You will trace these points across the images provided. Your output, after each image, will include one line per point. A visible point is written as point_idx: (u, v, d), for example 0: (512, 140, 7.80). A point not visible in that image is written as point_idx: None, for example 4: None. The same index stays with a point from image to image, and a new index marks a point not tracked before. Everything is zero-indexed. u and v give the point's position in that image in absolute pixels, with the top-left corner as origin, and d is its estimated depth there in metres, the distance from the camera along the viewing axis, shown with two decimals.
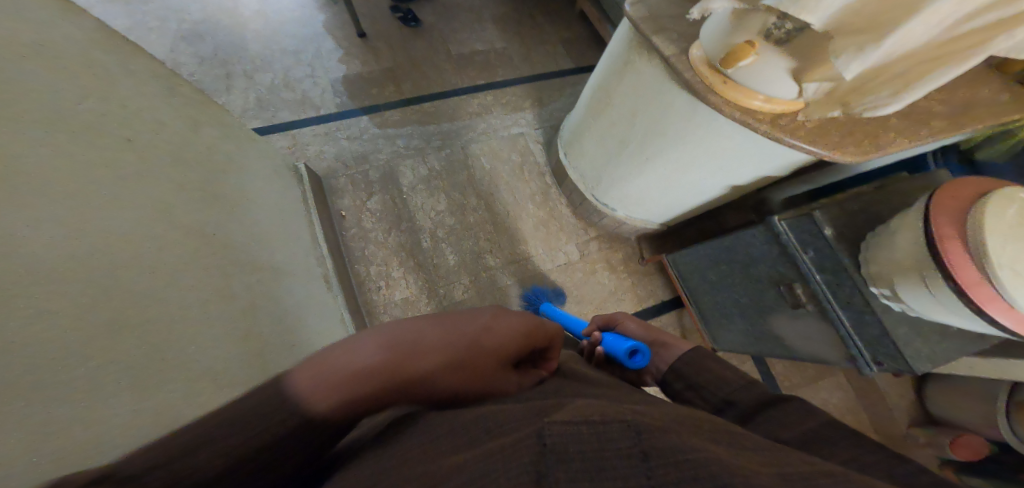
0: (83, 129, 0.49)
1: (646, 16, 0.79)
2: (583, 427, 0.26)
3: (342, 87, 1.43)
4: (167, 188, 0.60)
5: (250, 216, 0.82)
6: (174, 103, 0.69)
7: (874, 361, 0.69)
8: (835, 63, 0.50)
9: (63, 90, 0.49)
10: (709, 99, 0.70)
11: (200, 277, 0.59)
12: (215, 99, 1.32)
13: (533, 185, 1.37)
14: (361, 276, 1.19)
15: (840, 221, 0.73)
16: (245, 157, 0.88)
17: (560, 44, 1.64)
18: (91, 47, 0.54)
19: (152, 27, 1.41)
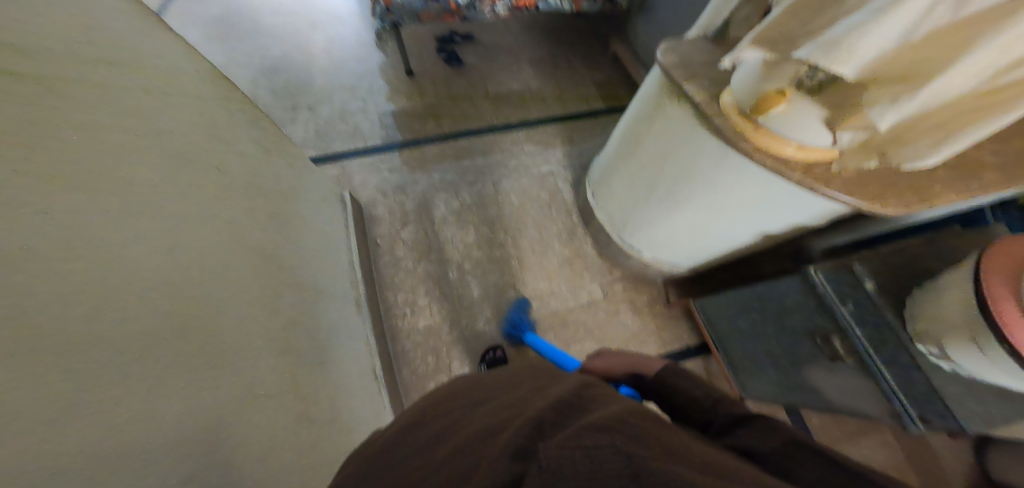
0: (173, 149, 0.55)
1: (678, 63, 0.82)
2: (577, 450, 0.32)
3: (389, 121, 1.52)
4: (235, 208, 0.66)
5: (300, 237, 0.87)
6: (250, 131, 0.76)
7: (921, 418, 0.64)
8: (869, 113, 0.51)
9: (163, 113, 0.55)
10: (740, 145, 0.71)
11: (246, 294, 0.62)
12: (282, 128, 1.44)
13: (560, 222, 1.39)
14: (390, 303, 1.22)
15: (883, 276, 0.71)
16: (302, 182, 0.95)
17: (592, 86, 1.70)
18: (188, 78, 0.61)
19: (239, 62, 1.57)
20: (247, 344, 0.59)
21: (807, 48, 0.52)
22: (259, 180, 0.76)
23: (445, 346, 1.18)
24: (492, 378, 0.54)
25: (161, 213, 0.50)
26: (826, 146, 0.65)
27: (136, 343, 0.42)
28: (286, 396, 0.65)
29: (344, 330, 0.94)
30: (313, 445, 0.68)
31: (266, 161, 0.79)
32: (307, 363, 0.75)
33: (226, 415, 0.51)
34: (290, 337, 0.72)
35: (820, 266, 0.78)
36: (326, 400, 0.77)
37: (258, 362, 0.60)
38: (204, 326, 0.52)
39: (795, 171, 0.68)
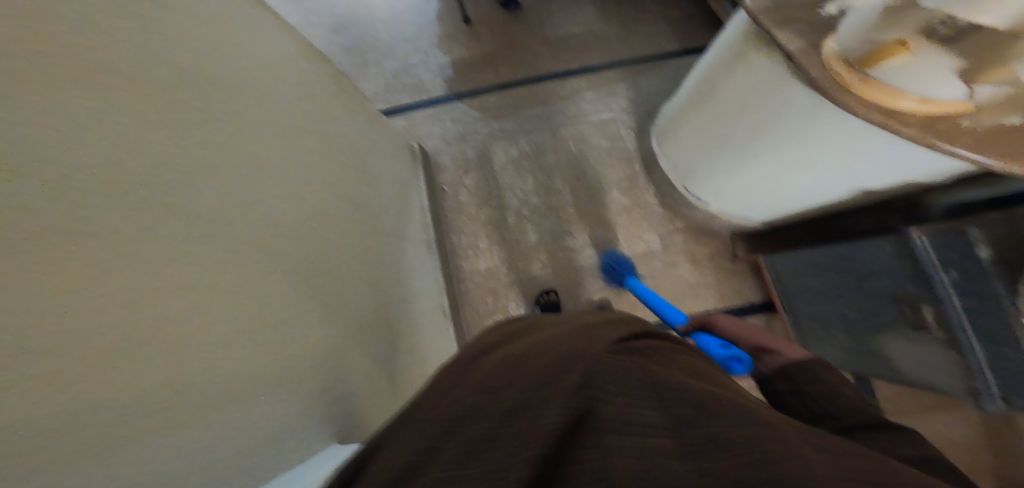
0: (283, 111, 0.60)
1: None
2: (617, 363, 0.39)
3: (449, 69, 1.51)
4: (331, 166, 0.72)
5: (382, 189, 0.93)
6: (340, 92, 0.80)
7: (1000, 397, 0.63)
8: (1017, 68, 0.53)
9: (273, 77, 0.59)
10: (844, 100, 0.61)
11: (344, 244, 0.69)
12: (354, 83, 1.49)
13: (619, 172, 1.35)
14: (454, 248, 1.28)
15: (1007, 243, 0.63)
16: (381, 138, 0.99)
17: (662, 22, 1.57)
18: (287, 41, 0.65)
19: (313, 17, 1.59)
20: (345, 289, 0.67)
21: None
22: (348, 138, 0.81)
23: (503, 288, 1.25)
24: (540, 325, 0.59)
25: (277, 174, 0.56)
26: (960, 99, 0.58)
27: (274, 290, 0.50)
28: (377, 330, 0.74)
29: (419, 275, 1.02)
30: (397, 370, 0.78)
31: (352, 119, 0.83)
32: (392, 303, 0.83)
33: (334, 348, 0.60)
34: (380, 281, 0.80)
35: (924, 230, 0.71)
36: (407, 334, 0.86)
37: (355, 304, 0.68)
38: (316, 275, 0.59)
39: (912, 126, 0.59)
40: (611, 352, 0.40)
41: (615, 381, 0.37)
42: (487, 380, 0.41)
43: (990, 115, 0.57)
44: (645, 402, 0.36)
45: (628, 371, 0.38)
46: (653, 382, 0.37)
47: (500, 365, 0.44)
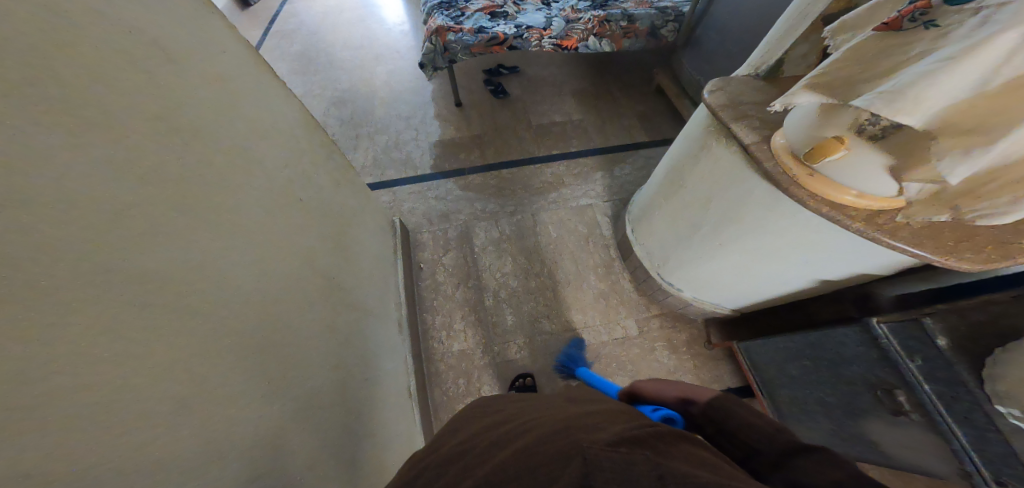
0: (267, 179, 0.62)
1: (729, 104, 0.83)
2: (617, 454, 0.37)
3: (437, 149, 1.59)
4: (309, 235, 0.72)
5: (357, 261, 0.92)
6: (327, 165, 0.83)
7: (996, 480, 0.59)
8: (937, 165, 0.51)
9: (260, 146, 0.62)
10: (794, 192, 0.70)
11: (311, 316, 0.67)
12: (346, 154, 1.55)
13: (596, 256, 1.39)
14: (428, 327, 1.25)
15: (956, 330, 0.67)
16: (362, 211, 1.01)
17: (636, 118, 1.72)
18: (284, 117, 0.70)
19: (316, 93, 1.71)
20: (306, 362, 0.63)
21: (860, 97, 0.53)
22: (330, 210, 0.82)
23: (477, 370, 1.20)
24: (513, 410, 0.56)
25: (249, 238, 0.56)
26: (893, 196, 0.65)
27: (221, 356, 0.47)
28: (336, 414, 0.69)
29: (388, 350, 0.98)
30: (353, 463, 0.70)
31: (336, 191, 0.86)
32: (355, 381, 0.78)
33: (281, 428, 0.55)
34: (345, 355, 0.76)
35: (884, 318, 0.76)
36: (369, 422, 0.80)
37: (313, 381, 0.64)
38: (274, 345, 0.56)
39: (855, 219, 0.67)
40: (608, 445, 0.38)
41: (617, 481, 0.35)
42: (482, 476, 0.40)
43: (921, 209, 0.61)
44: None
45: (629, 465, 0.36)
46: (653, 468, 0.36)
47: (494, 467, 0.40)
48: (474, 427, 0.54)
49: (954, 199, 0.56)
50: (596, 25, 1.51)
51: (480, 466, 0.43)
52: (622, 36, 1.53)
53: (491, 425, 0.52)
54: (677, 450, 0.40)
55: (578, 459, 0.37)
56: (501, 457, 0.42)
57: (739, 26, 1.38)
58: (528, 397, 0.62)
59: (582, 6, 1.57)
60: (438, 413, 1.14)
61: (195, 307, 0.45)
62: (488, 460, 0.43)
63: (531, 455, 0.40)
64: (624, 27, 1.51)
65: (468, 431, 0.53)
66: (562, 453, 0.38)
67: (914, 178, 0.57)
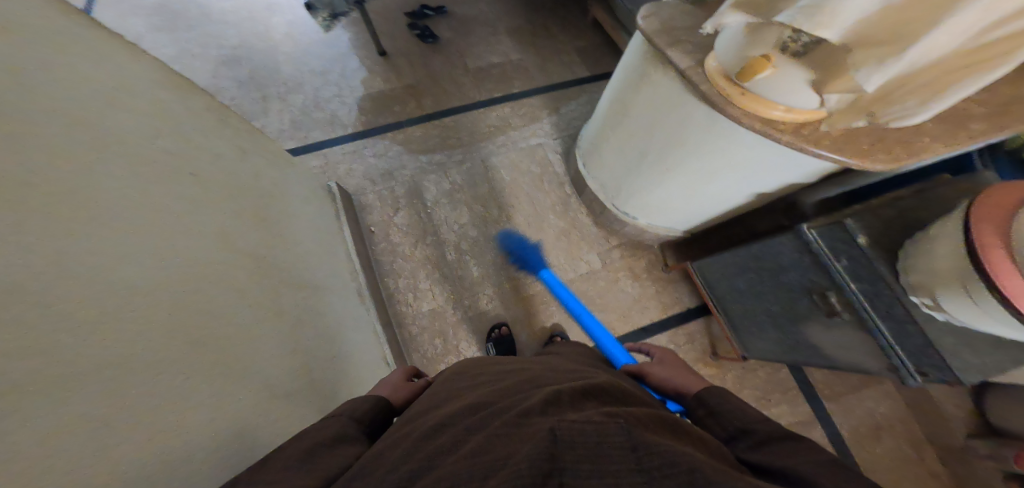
0: (155, 165, 0.55)
1: (662, 31, 0.81)
2: (588, 427, 0.41)
3: (367, 105, 1.48)
4: (224, 215, 0.65)
5: (294, 235, 0.86)
6: (226, 134, 0.75)
7: (918, 371, 0.69)
8: (857, 76, 0.52)
9: (137, 128, 0.54)
10: (729, 111, 0.72)
11: (250, 300, 0.63)
12: (255, 122, 1.41)
13: (553, 196, 1.37)
14: (392, 290, 1.21)
15: (874, 229, 0.73)
16: (287, 181, 0.93)
17: (574, 52, 1.65)
18: (156, 88, 0.61)
19: (195, 54, 1.52)
20: (252, 349, 0.59)
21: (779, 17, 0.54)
22: (245, 186, 0.74)
23: (451, 327, 1.19)
24: (473, 389, 0.59)
25: (151, 233, 0.50)
26: (814, 108, 0.66)
27: (142, 370, 0.43)
28: (302, 393, 0.67)
29: (352, 322, 0.94)
30: None
31: (245, 166, 0.77)
32: (318, 358, 0.75)
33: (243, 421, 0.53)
34: (300, 334, 0.72)
35: (814, 224, 0.79)
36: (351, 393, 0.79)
37: (266, 368, 0.60)
38: (208, 342, 0.52)
39: (782, 132, 0.70)
40: (585, 420, 0.42)
41: (592, 454, 0.39)
42: (452, 461, 0.39)
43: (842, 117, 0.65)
44: (628, 469, 0.38)
45: (603, 433, 0.41)
46: (629, 441, 0.40)
47: (470, 448, 0.41)
48: (431, 410, 0.54)
49: (869, 106, 0.60)
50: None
51: (452, 445, 0.43)
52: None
53: (453, 404, 0.52)
54: (640, 418, 0.45)
55: (548, 437, 0.40)
56: (459, 456, 0.40)
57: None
58: (496, 369, 0.66)
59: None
60: None
61: (98, 320, 0.40)
62: (459, 441, 0.43)
63: (496, 448, 0.39)
64: None
65: (426, 414, 0.53)
66: (528, 437, 0.40)
67: (834, 89, 0.58)
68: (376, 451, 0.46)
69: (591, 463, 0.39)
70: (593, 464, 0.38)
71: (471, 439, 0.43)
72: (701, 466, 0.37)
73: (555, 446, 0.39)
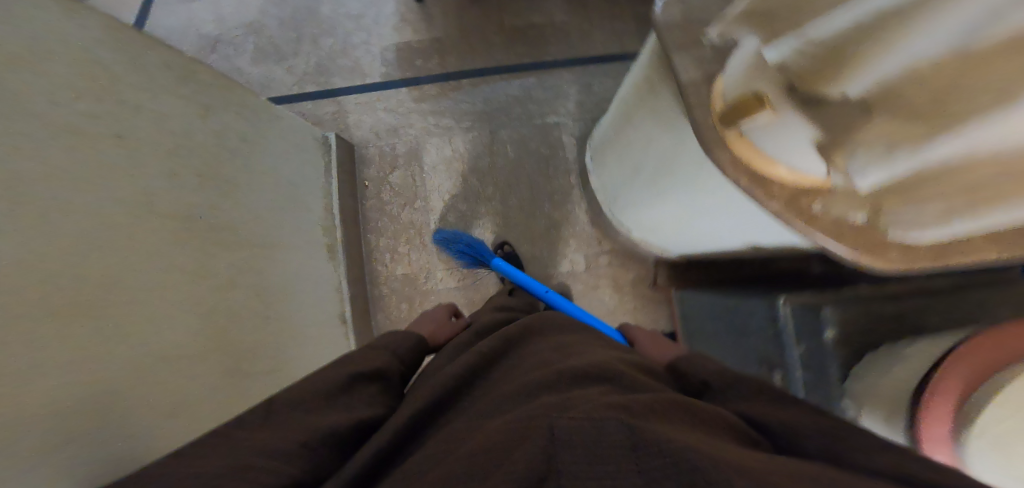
0: (75, 129, 0.54)
1: (679, 20, 0.58)
2: (582, 421, 0.40)
3: (392, 55, 1.44)
4: (156, 179, 0.65)
5: (257, 195, 0.89)
6: (185, 93, 0.75)
7: None
8: (851, 165, 0.50)
9: (63, 91, 0.53)
10: (716, 156, 0.54)
11: (171, 263, 0.64)
12: (285, 62, 1.45)
13: (555, 183, 1.28)
14: (372, 247, 1.21)
15: (855, 323, 0.62)
16: (264, 136, 0.96)
17: (629, 19, 1.43)
18: (95, 48, 0.59)
19: None
20: (167, 313, 0.62)
21: (778, 48, 0.51)
22: (198, 144, 0.76)
23: (419, 296, 1.18)
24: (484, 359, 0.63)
25: (64, 202, 0.50)
26: (820, 175, 0.51)
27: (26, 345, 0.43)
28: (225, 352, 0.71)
29: (307, 282, 0.97)
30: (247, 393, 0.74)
31: (205, 122, 0.79)
32: (245, 320, 0.77)
33: (144, 385, 0.56)
34: (229, 295, 0.74)
35: (791, 299, 0.68)
36: (282, 350, 0.84)
37: (182, 329, 0.63)
38: (109, 309, 0.53)
39: (772, 198, 0.52)
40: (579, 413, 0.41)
41: (585, 449, 0.38)
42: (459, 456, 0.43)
43: (841, 205, 0.51)
44: (630, 473, 0.36)
45: (598, 430, 0.39)
46: (628, 437, 0.38)
47: (473, 447, 0.43)
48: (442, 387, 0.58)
49: (880, 196, 0.51)
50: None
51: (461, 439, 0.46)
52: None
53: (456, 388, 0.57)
54: (645, 401, 0.42)
55: (543, 438, 0.39)
56: (462, 452, 0.43)
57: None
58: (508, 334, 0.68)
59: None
60: None
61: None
62: (463, 437, 0.47)
63: (491, 449, 0.41)
64: None
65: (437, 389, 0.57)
66: (526, 439, 0.40)
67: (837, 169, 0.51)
68: (394, 433, 0.51)
69: (590, 462, 0.37)
70: (587, 465, 0.37)
71: (473, 437, 0.45)
72: (706, 464, 0.33)
73: (546, 448, 0.38)
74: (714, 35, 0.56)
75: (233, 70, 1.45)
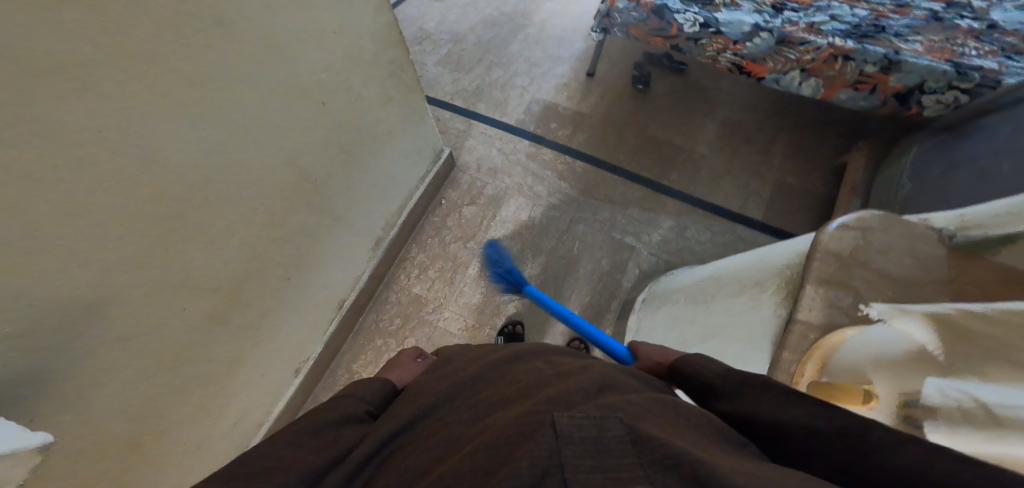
0: (289, 81, 0.72)
1: (844, 254, 0.59)
2: (584, 424, 0.36)
3: (537, 109, 1.54)
4: (310, 138, 0.82)
5: (364, 176, 1.03)
6: (386, 83, 0.96)
7: None
8: None
9: (304, 57, 0.73)
10: None
11: (268, 201, 0.78)
12: (456, 72, 1.66)
13: (597, 296, 1.23)
14: (408, 257, 1.31)
15: None
16: (403, 133, 1.10)
17: (770, 187, 1.35)
18: (354, 35, 0.81)
19: (478, 7, 1.86)
20: (245, 232, 0.75)
21: (946, 390, 0.40)
22: (359, 121, 0.93)
23: (417, 318, 1.22)
24: (468, 358, 0.60)
25: (232, 124, 0.65)
26: None
27: (146, 210, 0.57)
28: (261, 279, 0.83)
29: (344, 258, 1.08)
30: (249, 325, 0.84)
31: (376, 109, 0.96)
32: (289, 265, 0.89)
33: (200, 272, 0.68)
34: (284, 247, 0.86)
35: None
36: (295, 301, 0.95)
37: (246, 245, 0.76)
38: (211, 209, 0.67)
39: None
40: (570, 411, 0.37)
41: (592, 453, 0.33)
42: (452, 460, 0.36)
43: None
44: (638, 472, 0.31)
45: (601, 430, 0.35)
46: (629, 439, 0.34)
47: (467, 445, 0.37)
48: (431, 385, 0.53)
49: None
50: (818, 60, 1.15)
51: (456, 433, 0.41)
52: (847, 83, 1.16)
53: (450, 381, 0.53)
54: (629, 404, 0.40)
55: (546, 429, 0.35)
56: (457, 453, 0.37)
57: (1017, 127, 0.90)
58: (478, 349, 0.66)
59: (831, 27, 1.18)
60: (358, 331, 1.21)
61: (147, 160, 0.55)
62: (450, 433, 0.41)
63: (489, 451, 0.35)
64: (861, 78, 1.14)
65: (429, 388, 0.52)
66: (532, 433, 0.35)
67: None
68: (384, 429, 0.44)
69: (597, 463, 0.32)
70: (599, 464, 0.32)
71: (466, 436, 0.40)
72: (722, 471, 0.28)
73: (548, 443, 0.33)
74: (875, 316, 0.54)
75: (419, 58, 1.71)
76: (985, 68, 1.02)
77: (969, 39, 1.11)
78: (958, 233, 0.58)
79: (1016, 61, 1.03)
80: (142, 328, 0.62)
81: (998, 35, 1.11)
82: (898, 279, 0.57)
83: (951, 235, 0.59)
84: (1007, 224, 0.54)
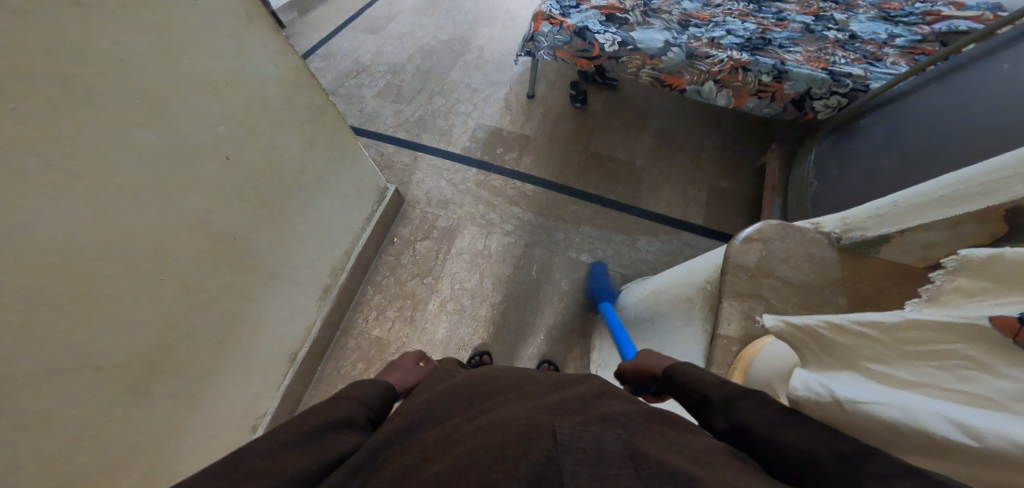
0: (200, 138, 0.69)
1: (752, 266, 0.65)
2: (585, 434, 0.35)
3: (481, 135, 1.56)
4: (231, 198, 0.78)
5: (298, 225, 0.99)
6: (308, 129, 0.93)
7: None
8: None
9: (213, 113, 0.70)
10: None
11: (197, 269, 0.74)
12: (397, 104, 1.65)
13: (559, 317, 1.24)
14: (364, 300, 1.28)
15: None
16: (337, 176, 1.09)
17: (707, 191, 1.42)
18: (267, 86, 0.79)
19: (415, 37, 1.86)
20: (171, 304, 0.70)
21: (811, 384, 0.37)
22: (283, 172, 0.90)
23: (379, 362, 1.19)
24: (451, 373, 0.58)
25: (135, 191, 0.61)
26: None
27: (32, 296, 0.52)
28: (198, 350, 0.78)
29: (290, 311, 1.04)
30: (189, 400, 0.78)
31: (300, 157, 0.94)
32: (228, 330, 0.84)
33: (115, 352, 0.63)
34: (219, 313, 0.81)
35: None
36: (240, 364, 0.90)
37: (175, 317, 0.71)
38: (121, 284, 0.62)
39: None
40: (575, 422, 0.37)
41: (594, 463, 0.33)
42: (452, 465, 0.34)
43: None
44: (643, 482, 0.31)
45: (601, 441, 0.35)
46: (629, 449, 0.34)
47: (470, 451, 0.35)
48: (419, 394, 0.50)
49: None
50: (724, 71, 1.23)
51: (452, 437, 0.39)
52: (751, 93, 1.23)
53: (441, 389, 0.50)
54: (624, 413, 0.40)
55: (550, 437, 0.34)
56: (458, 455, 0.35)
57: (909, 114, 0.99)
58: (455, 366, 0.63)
59: (728, 41, 1.28)
60: (318, 384, 1.16)
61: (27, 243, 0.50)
62: (444, 436, 0.39)
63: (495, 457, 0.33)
64: (760, 86, 1.21)
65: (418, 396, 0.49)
66: (536, 441, 0.34)
67: None
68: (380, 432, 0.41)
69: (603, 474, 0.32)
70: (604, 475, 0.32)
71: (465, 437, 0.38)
72: None
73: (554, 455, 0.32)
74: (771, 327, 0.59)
75: (358, 92, 1.68)
76: (853, 75, 1.14)
77: (838, 49, 1.24)
78: (843, 235, 0.65)
79: (877, 68, 1.16)
80: (48, 426, 0.56)
81: (859, 44, 1.24)
82: (799, 284, 0.64)
83: (838, 237, 0.66)
84: (879, 226, 0.61)
